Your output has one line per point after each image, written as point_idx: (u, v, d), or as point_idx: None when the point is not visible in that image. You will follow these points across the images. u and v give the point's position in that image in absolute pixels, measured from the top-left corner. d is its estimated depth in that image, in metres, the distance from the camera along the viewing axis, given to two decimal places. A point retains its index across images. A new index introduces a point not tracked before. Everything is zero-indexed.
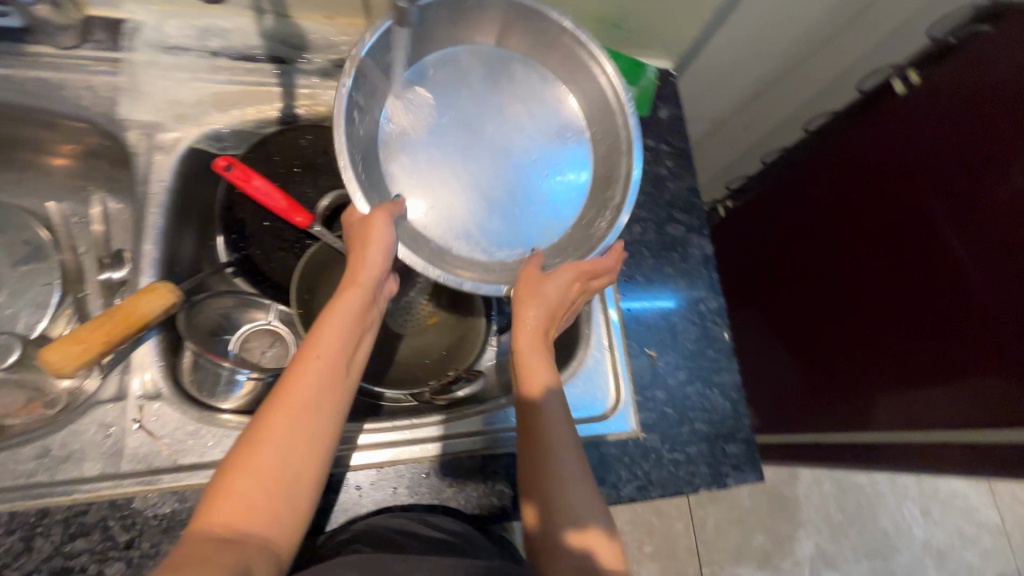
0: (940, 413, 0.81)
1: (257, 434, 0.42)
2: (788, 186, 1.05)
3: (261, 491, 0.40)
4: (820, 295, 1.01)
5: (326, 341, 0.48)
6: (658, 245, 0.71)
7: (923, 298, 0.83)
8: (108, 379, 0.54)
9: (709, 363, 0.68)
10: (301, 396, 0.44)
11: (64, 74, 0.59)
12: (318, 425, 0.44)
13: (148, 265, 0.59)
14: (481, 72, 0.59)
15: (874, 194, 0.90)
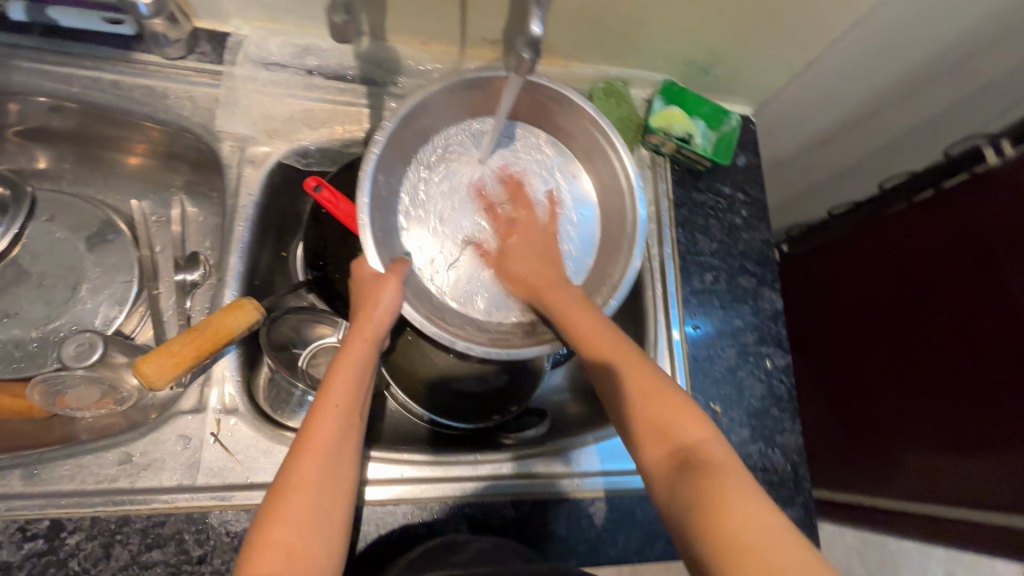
0: (977, 486, 0.80)
1: (288, 484, 0.43)
2: (825, 248, 1.05)
3: (297, 539, 0.41)
4: (846, 361, 1.00)
5: (341, 390, 0.49)
6: (729, 296, 0.71)
7: (949, 376, 0.84)
8: (189, 389, 0.55)
9: (772, 423, 0.67)
10: (323, 444, 0.45)
11: (169, 83, 0.62)
12: (344, 467, 0.46)
13: (231, 277, 0.60)
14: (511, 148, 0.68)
15: (897, 274, 0.91)
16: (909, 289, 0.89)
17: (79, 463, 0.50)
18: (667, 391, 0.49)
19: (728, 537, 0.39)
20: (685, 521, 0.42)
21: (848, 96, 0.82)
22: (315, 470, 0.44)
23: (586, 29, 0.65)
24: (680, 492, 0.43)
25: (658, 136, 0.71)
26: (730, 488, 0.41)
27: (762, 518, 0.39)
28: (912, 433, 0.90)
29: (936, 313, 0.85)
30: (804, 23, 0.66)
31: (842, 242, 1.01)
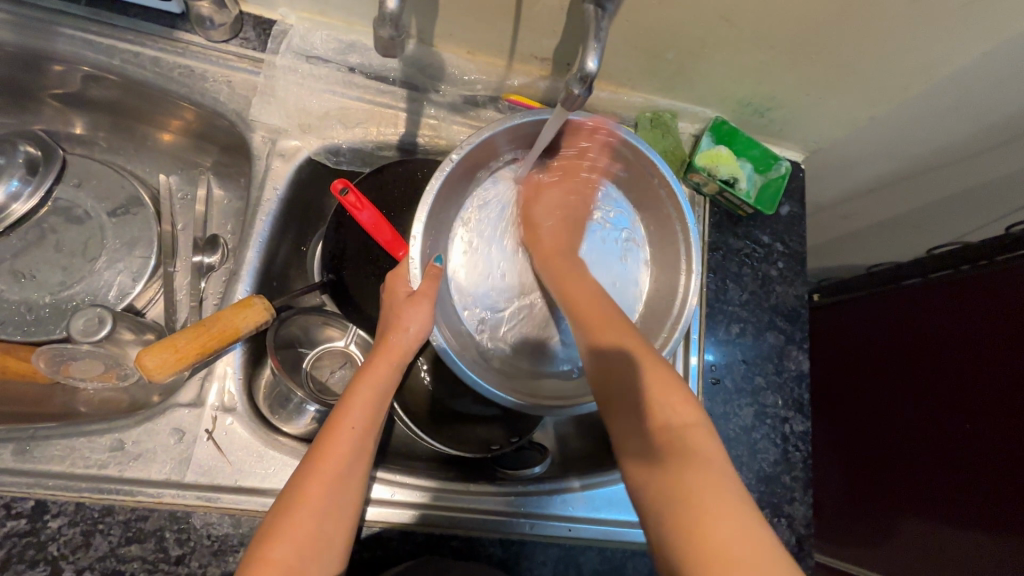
0: (946, 557, 0.75)
1: (296, 499, 0.43)
2: (845, 304, 0.99)
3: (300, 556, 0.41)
4: (840, 422, 0.95)
5: (358, 411, 0.48)
6: (754, 351, 0.68)
7: (934, 443, 0.79)
8: (188, 381, 0.53)
9: (782, 491, 0.64)
10: (335, 462, 0.45)
11: (209, 66, 0.61)
12: (350, 488, 0.45)
13: (246, 270, 0.58)
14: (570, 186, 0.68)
15: (902, 336, 0.86)
16: (919, 377, 0.82)
17: (71, 445, 0.49)
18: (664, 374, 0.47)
19: (696, 534, 0.38)
20: (656, 504, 0.41)
21: (905, 155, 0.78)
22: (323, 488, 0.44)
23: (641, 58, 0.63)
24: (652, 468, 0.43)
25: (700, 176, 0.68)
26: (706, 482, 0.40)
27: (738, 525, 0.38)
28: (885, 503, 0.85)
29: (939, 404, 0.79)
30: (873, 76, 0.63)
31: (859, 304, 0.95)
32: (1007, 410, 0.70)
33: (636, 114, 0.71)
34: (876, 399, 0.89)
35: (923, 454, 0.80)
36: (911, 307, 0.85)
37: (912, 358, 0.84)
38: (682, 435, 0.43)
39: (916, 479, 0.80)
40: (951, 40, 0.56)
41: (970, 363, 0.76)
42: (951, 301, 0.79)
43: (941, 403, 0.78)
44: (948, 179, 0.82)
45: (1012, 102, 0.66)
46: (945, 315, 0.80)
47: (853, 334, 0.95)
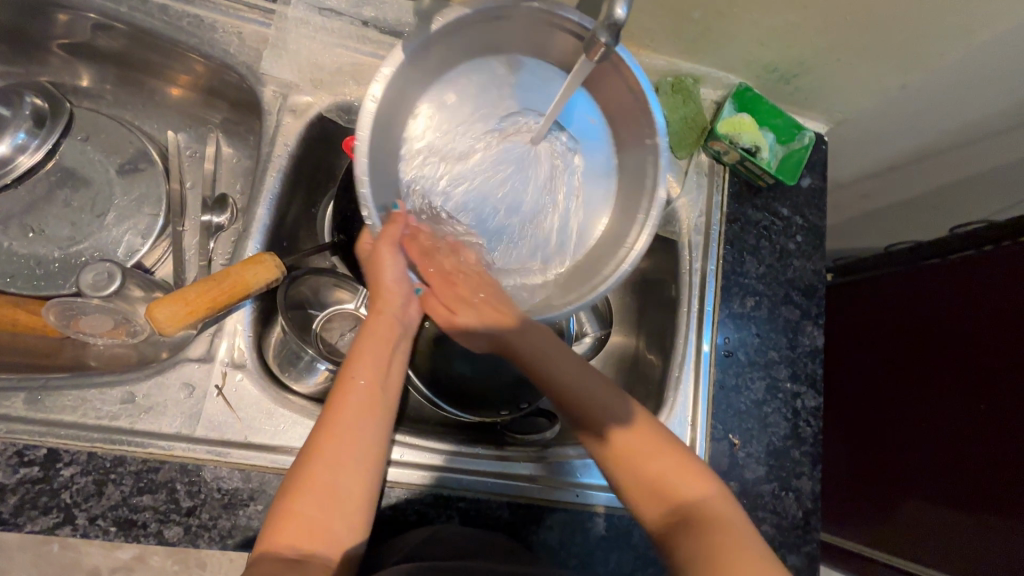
0: (948, 534, 0.77)
1: (309, 460, 0.43)
2: (862, 283, 0.97)
3: (317, 509, 0.42)
4: (849, 400, 0.94)
5: (364, 364, 0.49)
6: (768, 325, 0.67)
7: (941, 424, 0.78)
8: (198, 337, 0.53)
9: (791, 465, 0.64)
10: (347, 419, 0.45)
11: (219, 17, 0.59)
12: (368, 442, 0.46)
13: (256, 228, 0.57)
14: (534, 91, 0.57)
15: (920, 314, 0.84)
16: (930, 356, 0.82)
17: (83, 395, 0.49)
18: (660, 445, 0.48)
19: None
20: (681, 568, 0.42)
21: (930, 129, 0.76)
22: (337, 442, 0.44)
23: (665, 17, 0.60)
24: (682, 558, 0.42)
25: (722, 144, 0.66)
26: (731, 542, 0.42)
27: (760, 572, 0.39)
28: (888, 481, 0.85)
29: (953, 385, 0.78)
30: (908, 42, 0.60)
31: (876, 284, 0.94)
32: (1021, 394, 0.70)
33: (657, 78, 0.69)
34: (890, 377, 0.88)
35: (927, 434, 0.80)
36: (929, 286, 0.84)
37: (925, 336, 0.83)
38: (703, 511, 0.44)
39: (918, 455, 0.81)
40: (995, 1, 0.53)
41: (989, 345, 0.74)
42: (972, 282, 0.77)
43: (951, 381, 0.78)
44: (974, 156, 0.80)
45: None
46: (966, 295, 0.78)
47: (870, 311, 0.94)
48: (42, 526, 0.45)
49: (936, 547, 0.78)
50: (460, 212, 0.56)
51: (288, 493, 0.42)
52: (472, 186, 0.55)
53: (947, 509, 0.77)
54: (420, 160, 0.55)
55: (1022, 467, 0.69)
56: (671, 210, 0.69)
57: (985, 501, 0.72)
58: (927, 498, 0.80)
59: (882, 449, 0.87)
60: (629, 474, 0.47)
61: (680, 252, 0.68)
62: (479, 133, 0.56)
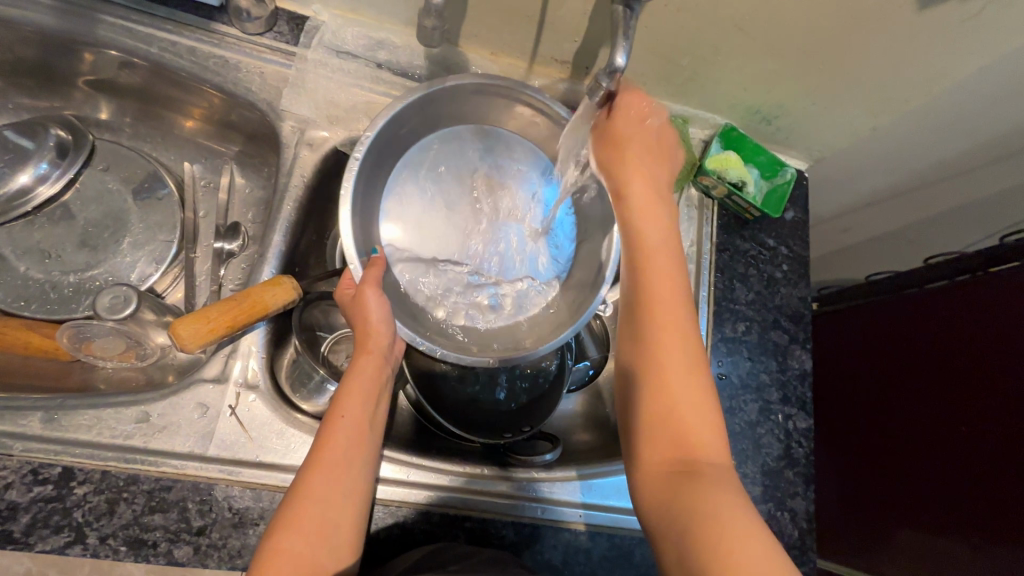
0: (946, 562, 0.77)
1: (299, 496, 0.45)
2: (848, 310, 1.01)
3: (305, 544, 0.43)
4: (841, 425, 0.97)
5: (350, 405, 0.50)
6: (758, 349, 0.70)
7: (929, 446, 0.81)
8: (213, 358, 0.55)
9: (784, 485, 0.66)
10: (333, 455, 0.47)
11: (242, 57, 0.63)
12: (354, 484, 0.47)
13: (272, 254, 0.60)
14: (487, 151, 0.66)
15: (905, 339, 0.88)
16: (922, 385, 0.84)
17: (98, 414, 0.50)
18: (696, 389, 0.43)
19: (710, 546, 0.36)
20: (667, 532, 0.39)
21: (901, 165, 0.82)
22: (324, 478, 0.46)
23: (656, 64, 0.65)
24: (666, 494, 0.40)
25: (710, 179, 0.71)
26: (726, 515, 0.37)
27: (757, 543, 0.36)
28: (883, 504, 0.87)
29: (936, 408, 0.81)
30: (878, 86, 0.66)
31: (860, 311, 0.98)
32: (1001, 411, 0.73)
33: None
34: (881, 400, 0.90)
35: (919, 458, 0.82)
36: (911, 312, 0.88)
37: (915, 361, 0.86)
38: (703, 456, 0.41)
39: (912, 481, 0.83)
40: (950, 56, 0.60)
41: (967, 368, 0.78)
42: (950, 308, 0.82)
43: (945, 412, 0.80)
44: (944, 192, 0.86)
45: (1011, 116, 0.70)
46: (945, 321, 0.83)
47: (857, 337, 0.97)
48: (53, 545, 0.45)
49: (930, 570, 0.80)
50: (427, 254, 0.63)
51: (279, 528, 0.43)
52: (443, 244, 0.63)
53: (940, 533, 0.79)
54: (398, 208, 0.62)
55: (1009, 488, 0.71)
56: None
57: (976, 527, 0.74)
58: (919, 521, 0.81)
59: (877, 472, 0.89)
60: (655, 425, 0.43)
61: None
62: (445, 186, 0.64)
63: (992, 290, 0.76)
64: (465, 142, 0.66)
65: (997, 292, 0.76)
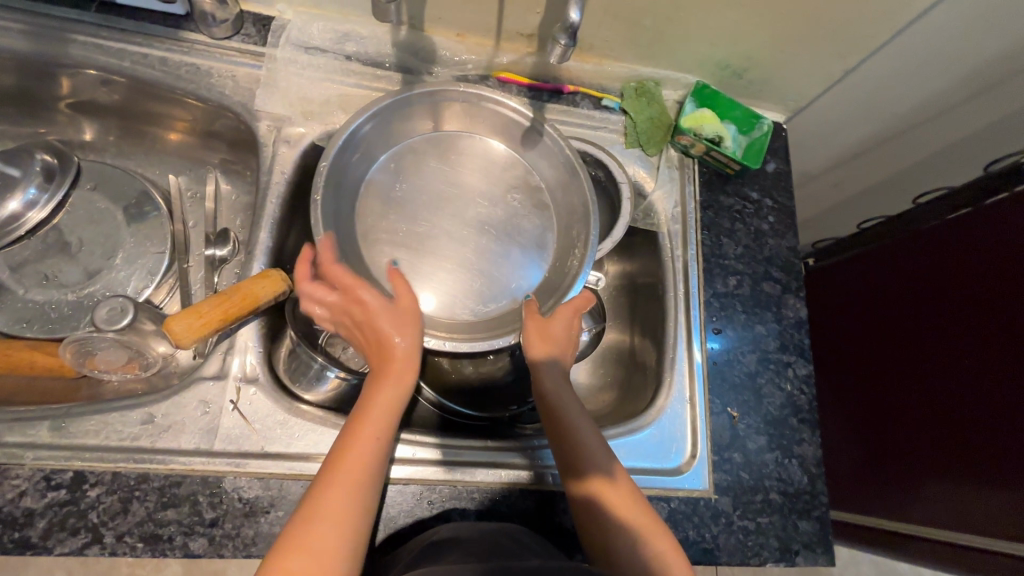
0: (971, 501, 0.76)
1: (313, 511, 0.42)
2: (851, 260, 1.02)
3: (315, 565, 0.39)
4: (855, 374, 0.97)
5: (374, 416, 0.47)
6: (752, 302, 0.70)
7: (947, 384, 0.80)
8: (211, 357, 0.56)
9: (790, 433, 0.66)
10: (353, 466, 0.44)
11: (213, 62, 0.64)
12: (369, 497, 0.44)
13: (260, 252, 0.61)
14: (409, 166, 0.65)
15: (914, 280, 0.88)
16: (935, 323, 0.83)
17: (104, 419, 0.51)
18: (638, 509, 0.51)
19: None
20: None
21: (880, 104, 0.82)
22: (340, 490, 0.43)
23: (621, 27, 0.65)
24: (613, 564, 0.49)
25: (688, 138, 0.71)
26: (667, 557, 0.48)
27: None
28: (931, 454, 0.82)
29: (948, 344, 0.81)
30: (843, 26, 0.66)
31: (864, 257, 0.99)
32: (1013, 339, 0.72)
33: (621, 86, 0.74)
34: (898, 343, 0.89)
35: (939, 398, 0.81)
36: (918, 252, 0.88)
37: (925, 299, 0.85)
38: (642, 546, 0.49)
39: (942, 425, 0.81)
40: None
41: (977, 299, 0.78)
42: (959, 241, 0.81)
43: (994, 342, 0.75)
44: (929, 130, 0.86)
45: (984, 47, 0.69)
46: (953, 256, 0.82)
47: (865, 284, 0.97)
48: (72, 547, 0.47)
49: (956, 513, 0.78)
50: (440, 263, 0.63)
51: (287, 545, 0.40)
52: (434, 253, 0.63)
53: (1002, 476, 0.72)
54: (390, 233, 0.63)
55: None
56: (648, 204, 0.73)
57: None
58: (942, 460, 0.80)
59: (915, 419, 0.85)
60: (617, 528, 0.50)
61: (661, 241, 0.72)
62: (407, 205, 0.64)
63: (998, 219, 0.76)
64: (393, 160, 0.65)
65: (1004, 221, 0.75)
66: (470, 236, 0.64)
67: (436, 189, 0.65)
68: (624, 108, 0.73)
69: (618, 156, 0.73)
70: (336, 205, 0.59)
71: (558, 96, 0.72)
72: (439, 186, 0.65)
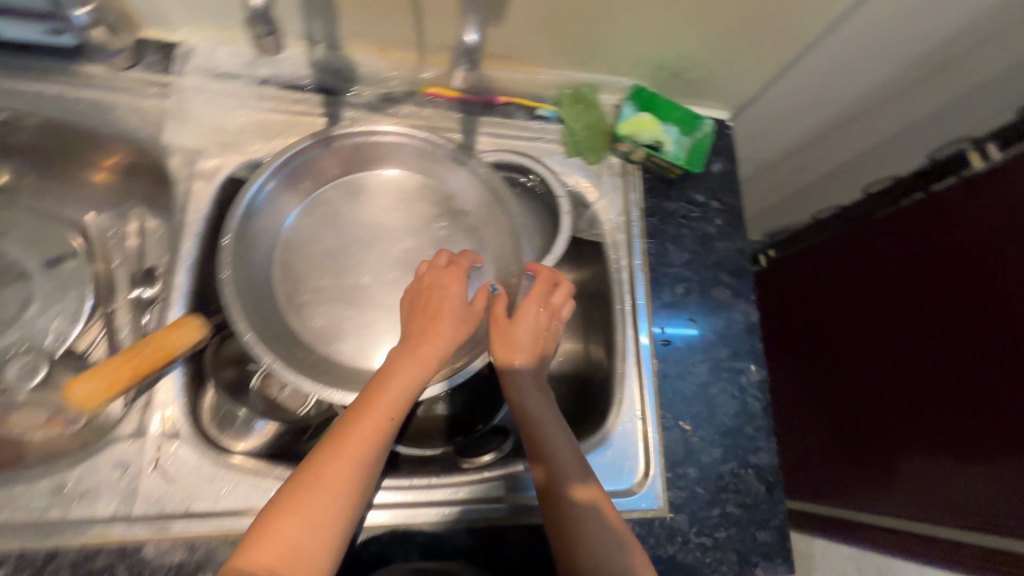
0: (930, 496, 0.76)
1: (311, 477, 0.42)
2: (818, 251, 1.01)
3: (302, 530, 0.40)
4: (831, 368, 0.96)
5: (391, 392, 0.47)
6: (702, 309, 0.68)
7: (917, 380, 0.80)
8: (128, 414, 0.53)
9: (746, 442, 0.64)
10: (359, 437, 0.45)
11: (114, 95, 0.60)
12: (365, 476, 0.44)
13: (177, 296, 0.57)
14: (326, 212, 0.62)
15: (887, 272, 0.87)
16: (907, 316, 0.83)
17: (10, 493, 0.48)
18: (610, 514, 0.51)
19: None
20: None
21: None
22: (340, 461, 0.43)
23: (547, 34, 0.62)
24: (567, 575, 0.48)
25: (627, 144, 0.69)
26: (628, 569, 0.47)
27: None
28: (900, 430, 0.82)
29: (919, 339, 0.80)
30: (774, 20, 0.63)
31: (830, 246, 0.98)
32: (982, 337, 0.71)
33: (556, 92, 0.71)
34: (870, 337, 0.89)
35: (910, 393, 0.81)
36: (891, 244, 0.87)
37: (897, 292, 0.85)
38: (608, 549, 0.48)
39: (910, 419, 0.80)
40: None
41: (946, 293, 0.77)
42: (929, 234, 0.80)
43: (955, 321, 0.75)
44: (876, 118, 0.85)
45: None
46: (922, 249, 0.81)
47: (836, 277, 0.97)
48: None
49: (914, 506, 0.78)
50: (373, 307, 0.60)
51: (282, 505, 0.41)
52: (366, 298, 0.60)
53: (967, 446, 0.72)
54: (314, 283, 0.60)
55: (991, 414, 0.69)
56: (592, 214, 0.71)
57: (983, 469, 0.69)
58: (909, 454, 0.80)
59: (887, 413, 0.84)
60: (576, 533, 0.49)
61: (607, 253, 0.70)
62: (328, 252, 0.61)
63: (966, 214, 0.75)
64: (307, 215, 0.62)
65: (973, 216, 0.74)
66: (401, 276, 0.61)
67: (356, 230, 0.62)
68: (561, 117, 0.70)
69: (558, 166, 0.71)
70: (247, 270, 0.56)
71: (491, 108, 0.70)
72: (360, 230, 0.62)
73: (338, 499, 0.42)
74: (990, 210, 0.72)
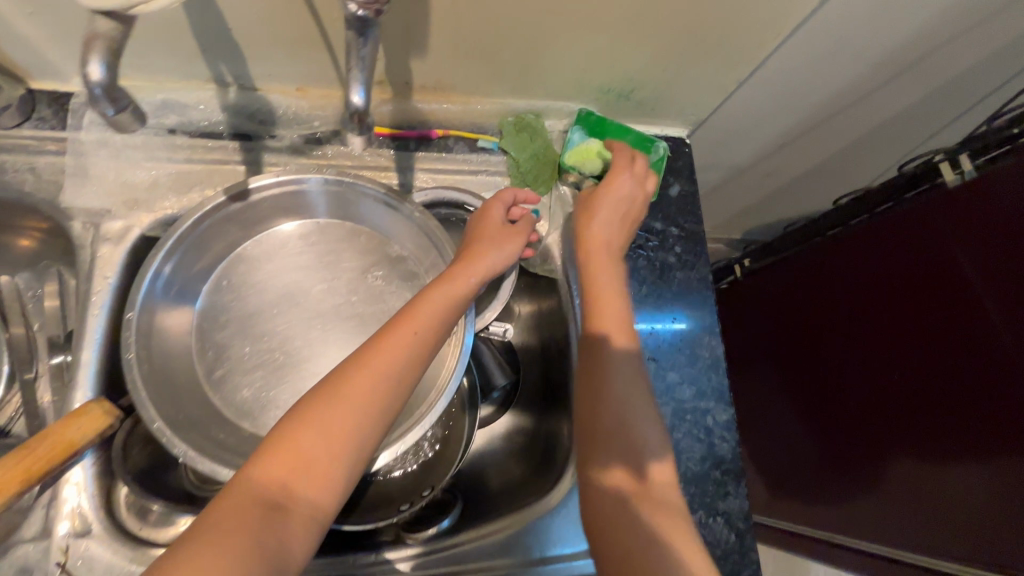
0: (930, 529, 0.74)
1: (334, 393, 0.40)
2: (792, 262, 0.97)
3: (318, 448, 0.38)
4: (813, 386, 0.93)
5: (420, 319, 0.45)
6: (663, 347, 0.64)
7: (901, 406, 0.77)
8: (32, 512, 0.49)
9: (713, 488, 0.61)
10: (383, 360, 0.42)
11: (4, 155, 0.55)
12: (389, 404, 0.42)
13: (83, 375, 0.52)
14: (246, 274, 0.57)
15: (859, 290, 0.83)
16: (881, 338, 0.79)
17: None
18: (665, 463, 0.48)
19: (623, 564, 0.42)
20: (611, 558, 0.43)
21: (790, 105, 0.76)
22: (363, 380, 0.41)
23: (478, 64, 0.57)
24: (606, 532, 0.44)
25: (574, 175, 0.64)
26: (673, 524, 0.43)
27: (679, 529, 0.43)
28: (897, 446, 0.78)
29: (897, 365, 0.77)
30: (723, 38, 0.58)
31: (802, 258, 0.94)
32: (964, 366, 0.68)
33: (498, 122, 0.67)
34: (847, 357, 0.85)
35: (894, 420, 0.78)
36: (860, 261, 0.83)
37: (870, 312, 0.81)
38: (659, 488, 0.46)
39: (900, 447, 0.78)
40: None
41: (920, 318, 0.74)
42: (898, 252, 0.77)
43: (931, 348, 0.72)
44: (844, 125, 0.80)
45: (881, 40, 0.63)
46: (893, 269, 0.77)
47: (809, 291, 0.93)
48: None
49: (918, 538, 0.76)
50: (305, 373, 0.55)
51: (299, 419, 0.39)
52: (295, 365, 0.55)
53: (966, 465, 0.69)
54: (239, 353, 0.55)
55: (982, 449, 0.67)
56: (544, 248, 0.66)
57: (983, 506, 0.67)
58: (902, 481, 0.78)
59: (875, 439, 0.82)
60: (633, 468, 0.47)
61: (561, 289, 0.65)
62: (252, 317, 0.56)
63: (935, 235, 0.71)
64: (230, 280, 0.57)
65: (943, 239, 0.70)
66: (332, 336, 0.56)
67: (277, 289, 0.57)
68: (503, 147, 0.66)
69: None
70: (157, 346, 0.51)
71: (428, 143, 0.65)
72: (283, 288, 0.57)
73: (356, 427, 0.40)
74: (962, 233, 0.68)
